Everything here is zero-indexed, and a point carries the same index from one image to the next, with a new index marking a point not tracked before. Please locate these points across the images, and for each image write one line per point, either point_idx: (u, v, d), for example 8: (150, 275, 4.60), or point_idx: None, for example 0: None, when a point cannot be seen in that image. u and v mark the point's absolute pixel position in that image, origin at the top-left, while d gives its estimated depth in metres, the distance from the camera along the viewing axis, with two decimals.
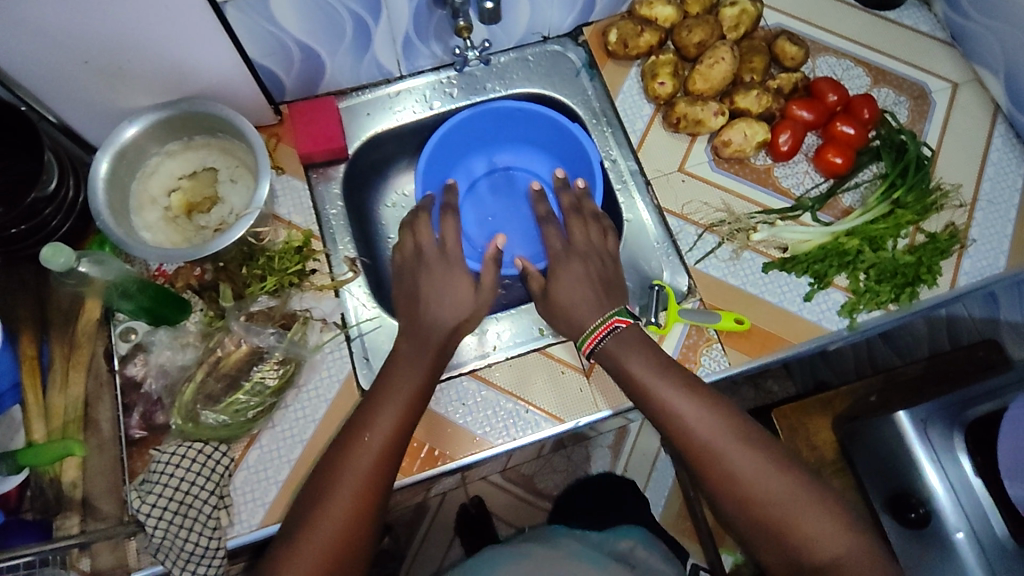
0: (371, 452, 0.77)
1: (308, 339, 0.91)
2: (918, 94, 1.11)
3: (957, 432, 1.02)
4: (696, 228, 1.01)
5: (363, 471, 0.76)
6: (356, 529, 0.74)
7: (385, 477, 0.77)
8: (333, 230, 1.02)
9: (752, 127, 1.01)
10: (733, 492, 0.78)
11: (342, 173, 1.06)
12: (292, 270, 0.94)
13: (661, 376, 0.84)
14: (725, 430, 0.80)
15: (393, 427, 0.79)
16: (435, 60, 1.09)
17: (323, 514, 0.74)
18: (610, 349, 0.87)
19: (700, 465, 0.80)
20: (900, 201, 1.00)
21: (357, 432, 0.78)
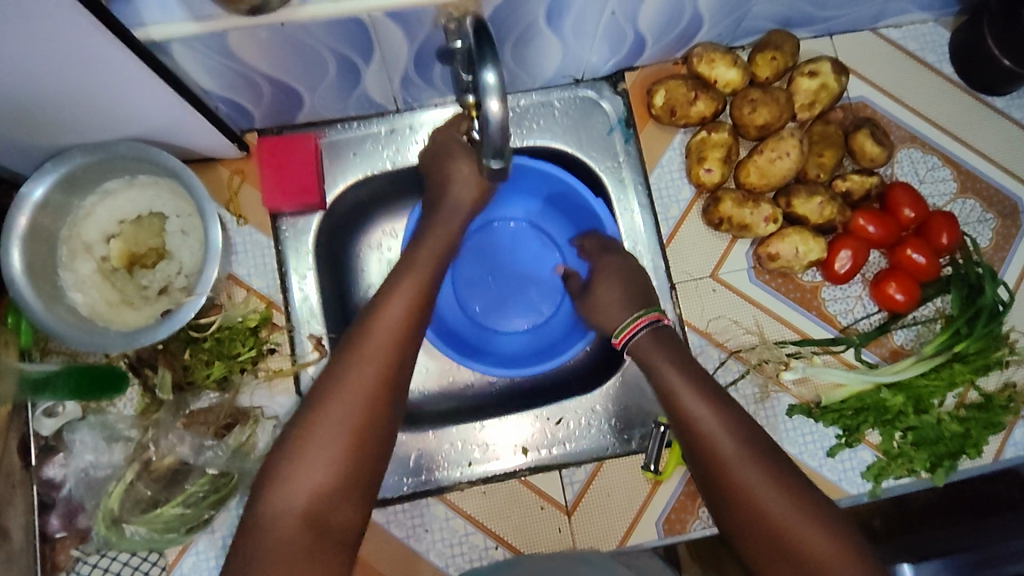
0: (381, 349, 0.65)
1: (257, 441, 0.80)
2: (1008, 212, 0.93)
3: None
4: (720, 351, 0.88)
5: (372, 382, 0.63)
6: (366, 454, 0.61)
7: (396, 389, 0.64)
8: (297, 308, 0.86)
9: (807, 244, 0.84)
10: (748, 508, 0.64)
11: (315, 228, 0.89)
12: (243, 356, 0.81)
13: (687, 376, 0.72)
14: (750, 435, 0.67)
15: (400, 334, 0.67)
16: (441, 98, 0.90)
17: (326, 424, 0.61)
18: (643, 345, 0.77)
19: (714, 479, 0.66)
20: (962, 353, 0.85)
21: (358, 329, 0.67)
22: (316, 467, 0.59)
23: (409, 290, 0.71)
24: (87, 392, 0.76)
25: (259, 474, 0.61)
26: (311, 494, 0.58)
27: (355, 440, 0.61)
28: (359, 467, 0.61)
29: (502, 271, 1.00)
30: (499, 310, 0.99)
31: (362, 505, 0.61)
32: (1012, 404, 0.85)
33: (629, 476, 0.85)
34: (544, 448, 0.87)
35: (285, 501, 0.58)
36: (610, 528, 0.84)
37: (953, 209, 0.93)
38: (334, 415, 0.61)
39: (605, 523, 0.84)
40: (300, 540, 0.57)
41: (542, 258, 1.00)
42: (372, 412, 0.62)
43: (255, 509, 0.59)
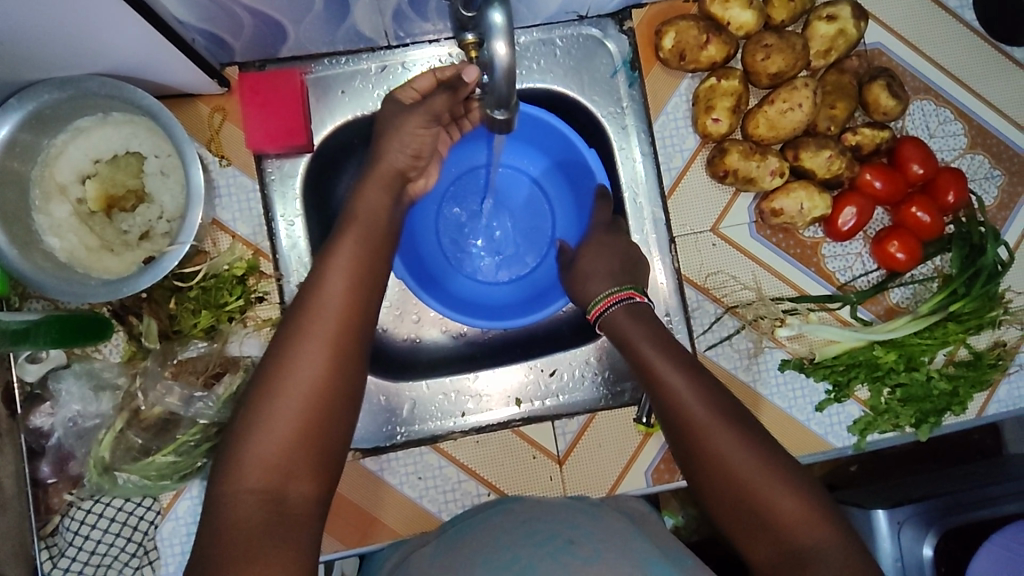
0: (335, 312, 0.62)
1: None
2: (1016, 169, 0.91)
3: (934, 531, 0.93)
4: (716, 306, 0.87)
5: (333, 345, 0.61)
6: (324, 421, 0.59)
7: (352, 353, 0.62)
8: (285, 254, 0.83)
9: (812, 200, 0.83)
10: (718, 476, 0.63)
11: (301, 172, 0.84)
12: (231, 306, 0.79)
13: (660, 352, 0.71)
14: (719, 407, 0.66)
15: (352, 295, 0.64)
16: (436, 32, 0.84)
17: (282, 393, 0.59)
18: (618, 320, 0.77)
19: (686, 451, 0.66)
20: (956, 313, 0.85)
21: (311, 290, 0.63)
22: (274, 437, 0.57)
23: (363, 248, 0.67)
24: (76, 338, 0.73)
25: (220, 448, 0.59)
26: (272, 462, 0.57)
27: (313, 408, 0.59)
28: (317, 434, 0.59)
29: (481, 216, 0.97)
30: (467, 254, 0.97)
31: (323, 473, 0.59)
32: (1000, 362, 0.87)
33: (622, 427, 0.85)
34: (537, 400, 0.88)
35: (244, 472, 0.56)
36: (601, 477, 0.85)
37: (961, 164, 0.91)
38: (290, 383, 0.59)
39: (596, 473, 0.85)
40: (259, 513, 0.55)
41: (524, 210, 0.98)
42: (326, 378, 0.60)
43: (216, 483, 0.57)
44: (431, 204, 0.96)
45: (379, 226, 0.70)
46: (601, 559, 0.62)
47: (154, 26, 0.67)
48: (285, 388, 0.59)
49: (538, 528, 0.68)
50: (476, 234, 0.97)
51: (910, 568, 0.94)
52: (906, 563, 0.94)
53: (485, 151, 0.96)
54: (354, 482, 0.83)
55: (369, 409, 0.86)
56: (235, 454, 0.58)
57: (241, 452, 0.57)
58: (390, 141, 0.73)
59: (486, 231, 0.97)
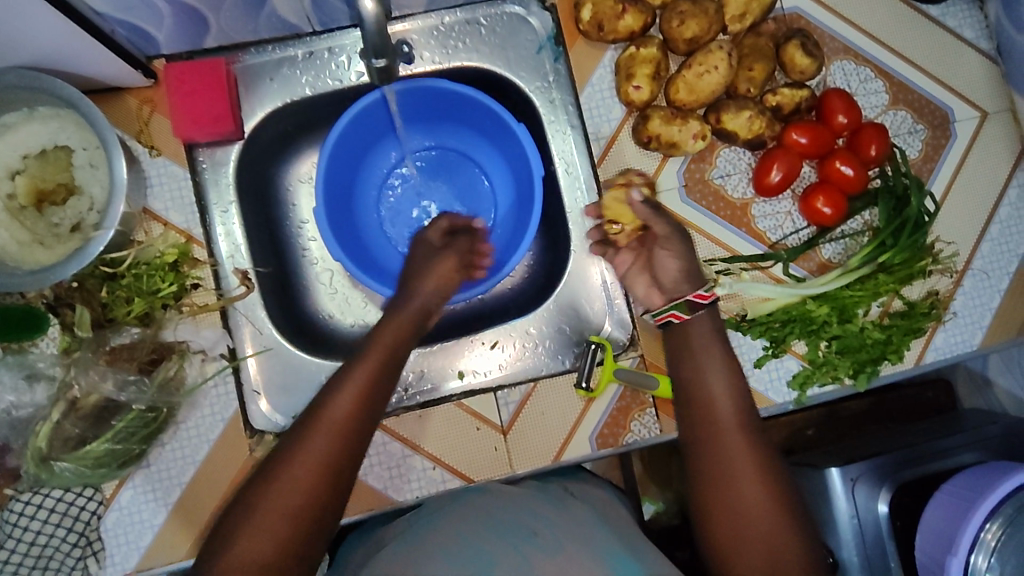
0: (339, 422, 0.66)
1: (185, 375, 0.79)
2: (939, 123, 0.94)
3: (887, 487, 0.97)
4: None
5: (330, 451, 0.64)
6: (308, 526, 0.62)
7: (346, 461, 0.65)
8: (221, 240, 0.84)
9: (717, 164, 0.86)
10: (712, 477, 0.71)
11: (233, 159, 0.86)
12: (164, 292, 0.79)
13: (714, 339, 0.79)
14: (739, 411, 0.74)
15: (360, 405, 0.68)
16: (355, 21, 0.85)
17: (275, 493, 0.62)
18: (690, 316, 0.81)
19: (698, 438, 0.73)
20: (885, 264, 0.87)
21: (323, 402, 0.68)
22: (262, 535, 0.60)
23: (381, 362, 0.71)
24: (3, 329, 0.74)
25: (211, 540, 0.62)
26: (262, 552, 0.59)
27: (304, 503, 0.62)
28: (298, 543, 0.61)
29: (418, 199, 0.99)
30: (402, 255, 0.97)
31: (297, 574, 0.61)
32: (933, 311, 0.88)
33: (563, 394, 0.86)
34: (480, 372, 0.89)
35: (233, 556, 0.59)
36: (545, 446, 0.85)
37: (884, 121, 0.93)
38: (287, 478, 0.62)
39: (539, 441, 0.85)
40: None
41: (461, 190, 0.99)
42: (317, 486, 0.63)
43: (209, 560, 0.60)
44: (358, 209, 0.96)
45: (390, 343, 0.74)
46: (561, 550, 0.66)
47: (68, 16, 0.68)
48: (282, 485, 0.62)
49: (510, 518, 0.71)
50: (415, 216, 0.98)
51: (865, 525, 0.98)
52: (861, 519, 0.98)
53: (403, 150, 0.98)
54: None
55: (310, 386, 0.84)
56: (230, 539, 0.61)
57: (230, 543, 0.60)
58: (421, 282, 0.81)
59: (423, 211, 0.98)
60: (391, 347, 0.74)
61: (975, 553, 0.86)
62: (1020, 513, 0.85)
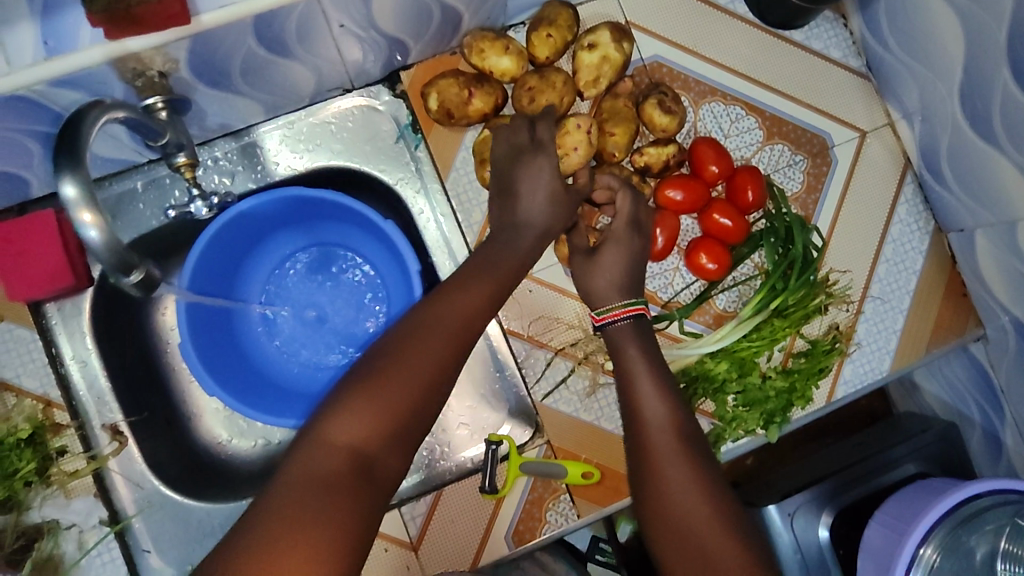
0: (459, 324, 0.62)
1: (64, 551, 0.75)
2: (818, 150, 0.91)
3: (828, 509, 0.93)
4: (545, 352, 0.85)
5: (445, 344, 0.60)
6: (416, 423, 0.57)
7: (457, 364, 0.60)
8: (83, 392, 0.79)
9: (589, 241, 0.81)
10: (664, 515, 0.64)
11: (86, 307, 0.80)
12: (23, 470, 0.74)
13: (646, 366, 0.73)
14: (679, 430, 0.68)
15: (478, 317, 0.63)
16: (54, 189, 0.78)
17: (395, 372, 0.57)
18: (617, 333, 0.76)
19: (640, 474, 0.67)
20: (779, 308, 0.86)
21: (441, 298, 0.63)
22: (375, 407, 0.55)
23: (497, 287, 0.67)
24: None
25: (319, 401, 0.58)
26: (363, 430, 0.54)
27: (420, 400, 0.57)
28: (408, 433, 0.56)
29: (307, 300, 0.93)
30: (296, 365, 0.92)
31: (408, 447, 0.57)
32: (836, 346, 0.87)
33: (471, 496, 0.82)
34: None
35: (334, 426, 0.54)
36: (460, 552, 0.82)
37: (762, 158, 0.91)
38: (403, 364, 0.58)
39: (453, 549, 0.82)
40: (342, 467, 0.53)
41: (351, 284, 0.93)
42: (432, 381, 0.58)
43: (310, 427, 0.55)
44: (237, 321, 0.91)
45: (501, 268, 0.69)
46: None
47: None
48: (408, 361, 0.58)
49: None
50: (306, 320, 0.93)
51: (809, 556, 0.94)
52: (805, 552, 0.93)
53: (282, 250, 0.93)
54: None
55: (201, 531, 0.79)
56: (337, 404, 0.56)
57: (344, 406, 0.55)
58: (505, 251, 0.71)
59: (314, 313, 0.93)
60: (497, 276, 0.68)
61: (914, 572, 0.82)
62: (952, 536, 0.82)
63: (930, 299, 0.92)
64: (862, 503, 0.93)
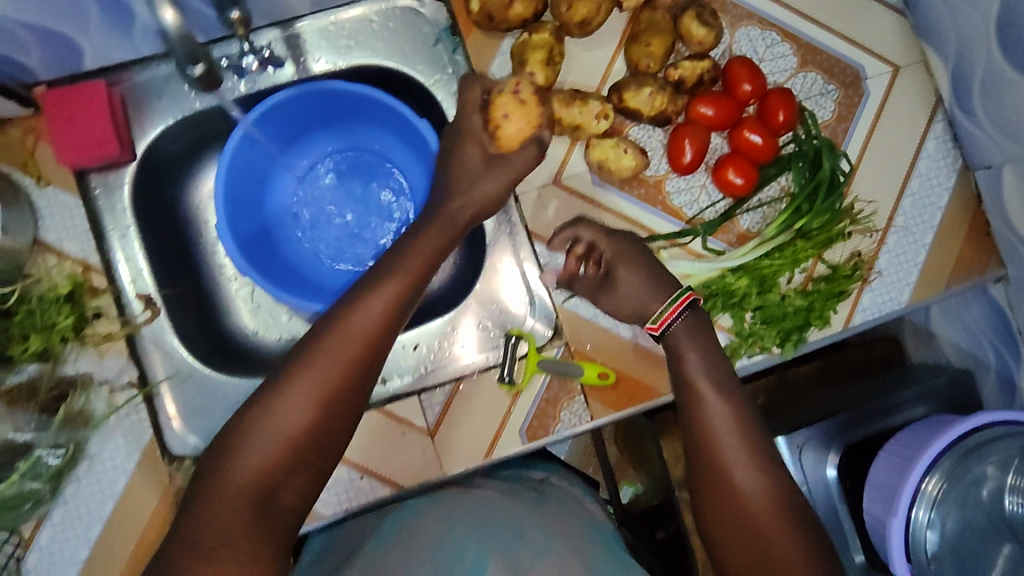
0: (361, 337, 0.64)
1: (94, 406, 0.78)
2: (850, 81, 0.92)
3: (835, 449, 0.96)
4: (568, 257, 0.86)
5: (346, 353, 0.63)
6: (316, 449, 0.61)
7: (364, 375, 0.64)
8: (120, 258, 0.82)
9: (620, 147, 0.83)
10: (713, 492, 0.70)
11: (128, 180, 0.83)
12: (61, 325, 0.77)
13: (705, 353, 0.77)
14: (738, 414, 0.72)
15: (386, 322, 0.66)
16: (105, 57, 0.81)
17: (294, 397, 0.61)
18: (674, 326, 0.79)
19: (695, 454, 0.72)
20: (803, 230, 0.86)
21: (346, 313, 0.66)
22: (279, 449, 0.59)
23: (405, 287, 0.68)
24: None
25: (224, 432, 0.61)
26: (258, 469, 0.58)
27: (319, 408, 0.61)
28: (312, 449, 0.61)
29: (337, 203, 0.96)
30: (323, 263, 0.94)
31: (312, 488, 0.62)
32: (856, 272, 0.87)
33: (488, 389, 0.84)
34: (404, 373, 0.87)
35: (234, 468, 0.58)
36: (473, 443, 0.84)
37: (793, 84, 0.92)
38: (299, 389, 0.61)
39: (467, 440, 0.84)
40: (246, 510, 0.57)
41: (380, 189, 0.96)
42: (330, 408, 0.61)
43: (213, 463, 0.59)
44: (270, 215, 0.94)
45: (413, 272, 0.70)
46: (550, 548, 0.70)
47: None
48: (308, 381, 0.61)
49: (499, 514, 0.75)
50: (335, 222, 0.96)
51: (816, 491, 0.96)
52: (813, 486, 0.96)
53: (316, 153, 0.96)
54: None
55: (226, 401, 0.82)
56: (233, 443, 0.60)
57: (250, 432, 0.59)
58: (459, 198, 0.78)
59: (343, 215, 0.96)
60: (413, 286, 0.69)
61: (917, 507, 0.82)
62: (960, 463, 0.81)
63: (952, 235, 0.92)
64: (867, 441, 0.96)
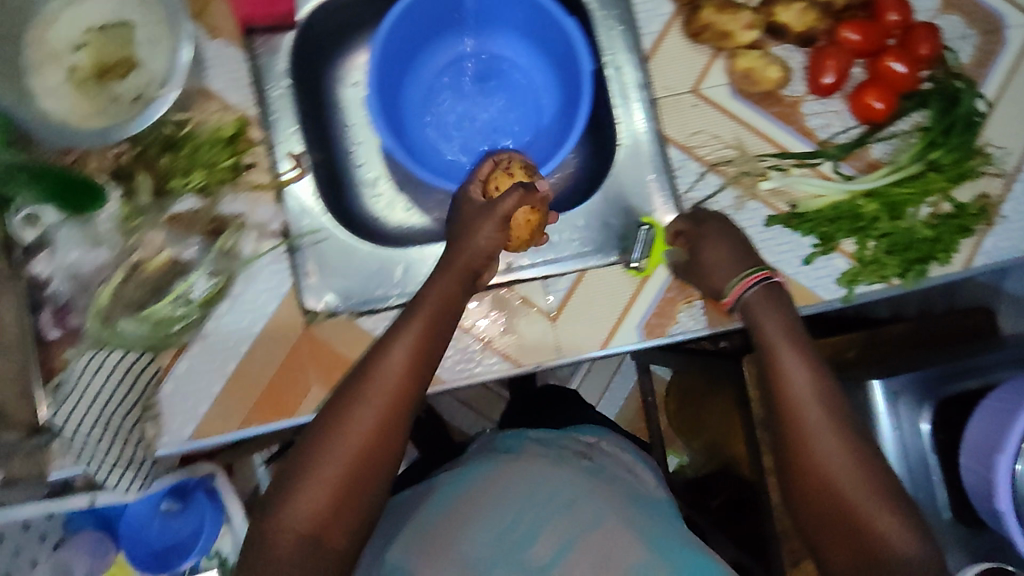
0: (394, 383, 0.65)
1: (242, 248, 0.82)
2: (991, 28, 0.93)
3: (929, 404, 0.89)
4: (700, 164, 0.88)
5: (383, 389, 0.64)
6: (362, 483, 0.61)
7: (404, 411, 0.64)
8: (276, 114, 0.86)
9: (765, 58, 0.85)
10: (796, 461, 0.67)
11: (289, 46, 0.87)
12: (223, 165, 0.81)
13: (786, 331, 0.73)
14: (824, 386, 0.69)
15: (417, 361, 0.66)
16: None
17: (339, 440, 0.61)
18: (754, 300, 0.78)
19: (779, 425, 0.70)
20: (936, 163, 0.87)
21: (377, 356, 0.66)
22: (325, 488, 0.60)
23: (431, 324, 0.69)
24: (67, 201, 0.76)
25: (278, 475, 0.63)
26: (310, 516, 0.59)
27: (363, 449, 0.61)
28: (359, 485, 0.61)
29: (465, 103, 1.00)
30: (447, 157, 0.99)
31: (359, 529, 0.61)
32: (983, 213, 0.87)
33: (610, 281, 0.87)
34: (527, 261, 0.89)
35: (285, 514, 0.59)
36: (592, 332, 0.86)
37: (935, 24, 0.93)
38: (343, 432, 0.62)
39: (587, 328, 0.86)
40: (295, 553, 0.58)
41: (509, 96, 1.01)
42: (373, 442, 0.62)
43: (268, 511, 0.61)
44: (406, 103, 0.98)
45: (441, 315, 0.71)
46: (600, 523, 0.69)
47: None
48: (351, 421, 0.62)
49: (549, 484, 0.73)
50: (462, 121, 1.00)
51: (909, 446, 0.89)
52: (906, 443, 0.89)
53: (452, 52, 1.00)
54: (344, 335, 0.83)
55: (362, 269, 0.86)
56: (285, 493, 0.61)
57: (301, 477, 0.60)
58: (461, 245, 0.77)
59: (470, 116, 1.00)
60: (441, 323, 0.71)
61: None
62: None
63: None
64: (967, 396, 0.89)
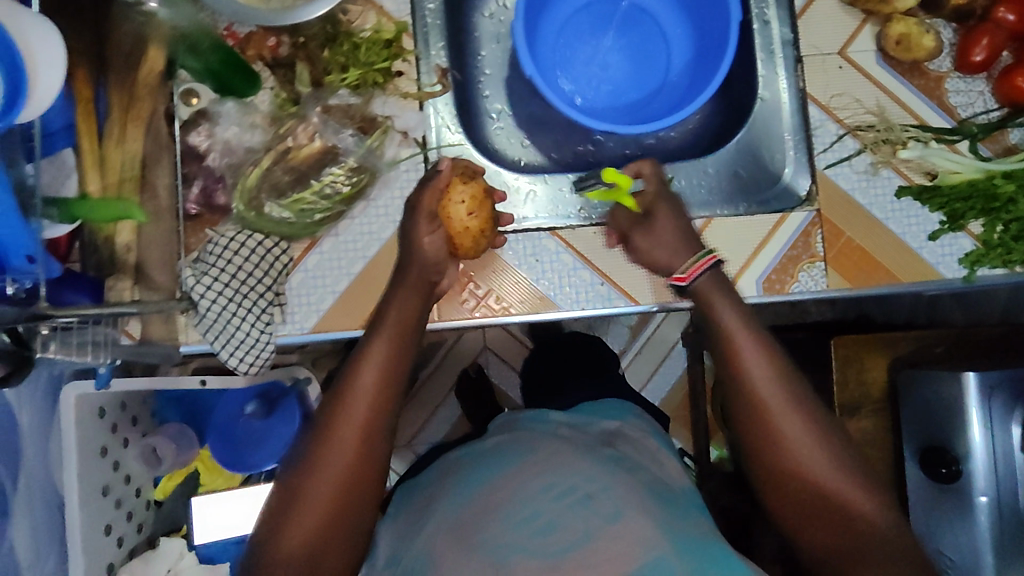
0: (365, 406, 0.65)
1: (385, 150, 0.83)
2: None
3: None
4: (838, 126, 0.89)
5: (361, 407, 0.65)
6: (352, 501, 0.63)
7: (383, 425, 0.66)
8: (428, 29, 0.87)
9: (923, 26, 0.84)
10: (786, 459, 0.66)
11: None
12: (379, 66, 0.82)
13: (740, 318, 0.71)
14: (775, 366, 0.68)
15: (388, 377, 0.67)
16: None
17: (327, 460, 0.63)
18: (705, 287, 0.74)
19: (751, 420, 0.68)
20: None
21: (347, 379, 0.67)
22: (320, 504, 0.62)
23: (395, 342, 0.69)
24: (229, 82, 0.78)
25: (273, 504, 0.65)
26: (301, 545, 0.62)
27: (349, 469, 0.63)
28: (348, 510, 0.63)
29: (596, 47, 1.00)
30: (572, 98, 0.99)
31: (351, 547, 0.64)
32: None
33: (735, 230, 0.87)
34: None
35: (279, 547, 0.62)
36: None
37: None
38: (329, 456, 0.63)
39: None
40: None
41: (639, 44, 1.00)
42: (359, 458, 0.64)
43: (266, 541, 0.63)
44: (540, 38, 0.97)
45: (409, 330, 0.71)
46: (619, 516, 0.65)
47: None
48: (334, 442, 0.64)
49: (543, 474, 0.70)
50: (591, 64, 0.99)
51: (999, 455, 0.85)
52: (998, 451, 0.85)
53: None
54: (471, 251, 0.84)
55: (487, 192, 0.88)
56: (281, 521, 0.63)
57: (294, 504, 0.63)
58: (410, 257, 0.74)
59: (600, 60, 1.00)
60: (408, 337, 0.70)
61: None
62: None
63: None
64: None
